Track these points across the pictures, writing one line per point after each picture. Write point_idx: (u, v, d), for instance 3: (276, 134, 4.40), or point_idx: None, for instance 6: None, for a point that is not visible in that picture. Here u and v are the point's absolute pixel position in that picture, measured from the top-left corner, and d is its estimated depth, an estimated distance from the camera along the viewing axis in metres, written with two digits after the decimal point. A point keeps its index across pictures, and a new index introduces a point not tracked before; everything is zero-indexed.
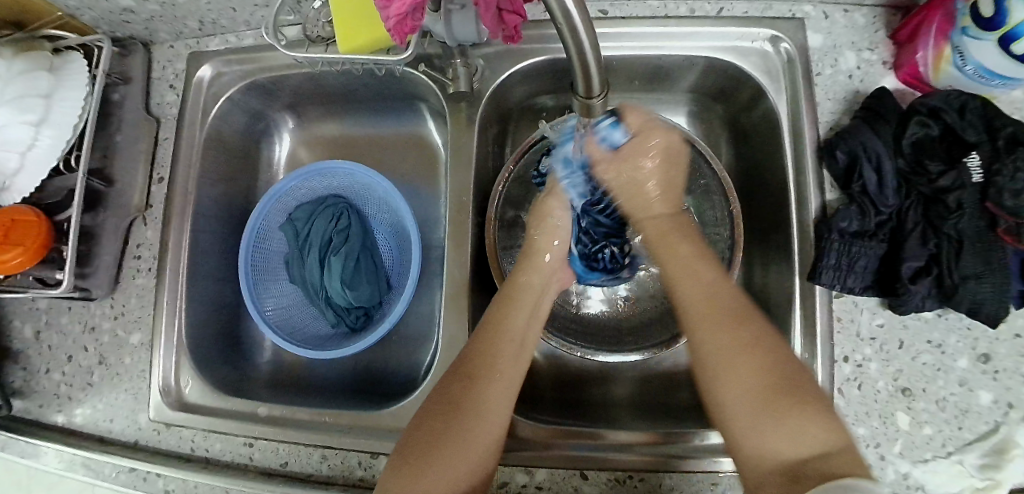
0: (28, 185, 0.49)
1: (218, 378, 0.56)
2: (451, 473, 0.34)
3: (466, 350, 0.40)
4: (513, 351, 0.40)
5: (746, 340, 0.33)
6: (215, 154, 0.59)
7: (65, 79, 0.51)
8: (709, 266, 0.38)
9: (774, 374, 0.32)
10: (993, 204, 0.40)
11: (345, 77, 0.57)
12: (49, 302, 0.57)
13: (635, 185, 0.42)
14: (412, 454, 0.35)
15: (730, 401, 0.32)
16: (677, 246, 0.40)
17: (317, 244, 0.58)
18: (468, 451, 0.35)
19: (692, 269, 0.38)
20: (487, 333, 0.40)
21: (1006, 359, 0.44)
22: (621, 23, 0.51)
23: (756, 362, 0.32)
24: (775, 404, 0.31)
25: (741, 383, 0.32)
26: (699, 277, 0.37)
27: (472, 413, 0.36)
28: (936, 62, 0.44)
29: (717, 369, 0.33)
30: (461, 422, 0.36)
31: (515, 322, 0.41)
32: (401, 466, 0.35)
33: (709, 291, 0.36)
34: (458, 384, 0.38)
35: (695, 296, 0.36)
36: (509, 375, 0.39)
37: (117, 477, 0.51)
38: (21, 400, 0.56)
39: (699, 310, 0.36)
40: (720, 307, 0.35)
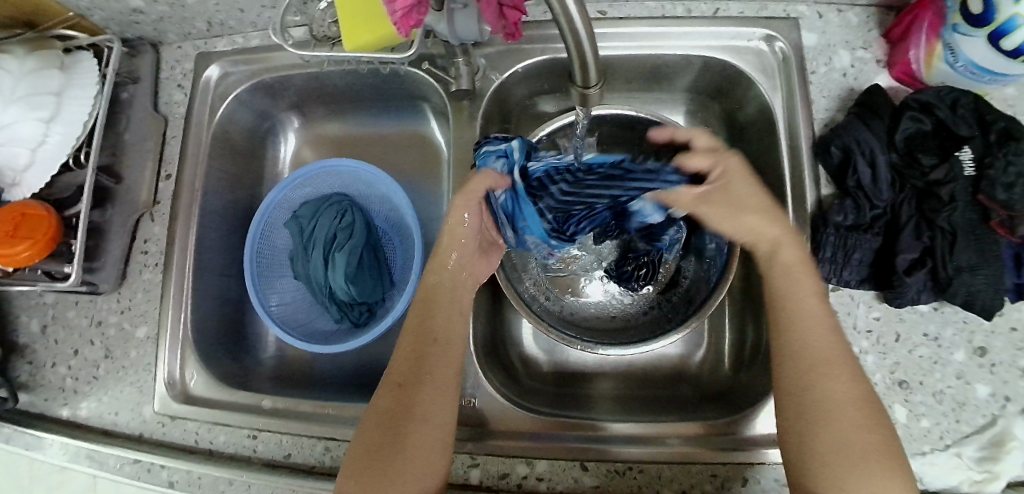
0: (39, 180, 0.50)
1: (223, 372, 0.56)
2: (400, 481, 0.36)
3: (395, 360, 0.42)
4: (438, 350, 0.41)
5: (858, 395, 0.36)
6: (221, 152, 0.60)
7: (76, 78, 0.52)
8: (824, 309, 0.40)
9: (875, 429, 0.35)
10: (985, 197, 0.41)
11: (350, 77, 0.59)
12: (57, 297, 0.58)
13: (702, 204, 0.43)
14: (360, 470, 0.36)
15: (842, 448, 0.34)
16: (806, 283, 0.40)
17: (322, 241, 0.59)
18: (412, 458, 0.37)
19: (806, 310, 0.39)
20: (413, 341, 0.42)
21: (1002, 352, 0.45)
22: (619, 24, 0.52)
23: (868, 420, 0.35)
24: (874, 458, 0.34)
25: (854, 432, 0.34)
26: (811, 323, 0.39)
27: (416, 417, 0.38)
28: (928, 59, 0.45)
29: (833, 414, 0.35)
30: (406, 427, 0.38)
31: (439, 323, 0.43)
32: (350, 482, 0.36)
33: (816, 333, 0.38)
34: (392, 395, 0.39)
35: (811, 340, 0.38)
36: (439, 378, 0.40)
37: (121, 469, 0.52)
38: (27, 394, 0.56)
39: (819, 351, 0.38)
40: (837, 352, 0.38)
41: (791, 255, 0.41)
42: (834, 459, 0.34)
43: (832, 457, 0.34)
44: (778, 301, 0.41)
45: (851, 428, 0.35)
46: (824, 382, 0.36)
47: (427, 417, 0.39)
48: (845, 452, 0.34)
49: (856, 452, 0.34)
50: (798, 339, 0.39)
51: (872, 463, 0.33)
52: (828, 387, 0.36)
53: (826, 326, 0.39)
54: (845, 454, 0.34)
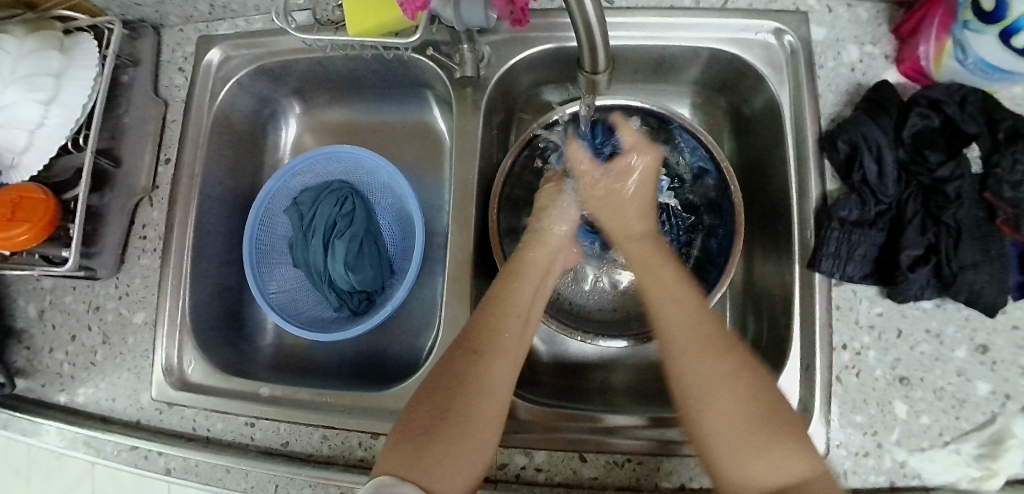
0: (37, 162, 0.50)
1: (221, 359, 0.56)
2: (460, 447, 0.35)
3: (469, 329, 0.42)
4: (517, 327, 0.42)
5: (723, 368, 0.35)
6: (222, 137, 0.60)
7: (75, 59, 0.51)
8: (688, 292, 0.41)
9: (754, 399, 0.34)
10: (992, 195, 0.41)
11: (354, 64, 0.58)
12: (54, 282, 0.57)
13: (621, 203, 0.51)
14: (416, 431, 0.35)
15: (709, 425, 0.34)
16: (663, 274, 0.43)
17: (322, 228, 0.59)
18: (472, 428, 0.36)
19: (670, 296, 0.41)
20: (488, 312, 0.42)
21: (1003, 350, 0.45)
22: (626, 13, 0.51)
23: (744, 393, 0.34)
24: (750, 431, 0.33)
25: (724, 406, 0.34)
26: (675, 309, 0.40)
27: (482, 384, 0.38)
28: (937, 56, 0.44)
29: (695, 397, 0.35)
30: (471, 391, 0.37)
31: (519, 301, 0.44)
32: (405, 440, 0.35)
33: (686, 315, 0.39)
34: (464, 360, 0.39)
35: (677, 320, 0.39)
36: (512, 355, 0.41)
37: (118, 455, 0.52)
38: (23, 379, 0.56)
39: (678, 332, 0.38)
40: (695, 330, 0.38)
41: (641, 251, 0.47)
42: (717, 443, 0.33)
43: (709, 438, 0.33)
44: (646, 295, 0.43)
45: (719, 407, 0.34)
46: (682, 362, 0.36)
47: (495, 389, 0.38)
48: (722, 434, 0.33)
49: (733, 424, 0.33)
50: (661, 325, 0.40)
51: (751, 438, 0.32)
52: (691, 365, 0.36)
53: (687, 308, 0.39)
54: (717, 435, 0.33)
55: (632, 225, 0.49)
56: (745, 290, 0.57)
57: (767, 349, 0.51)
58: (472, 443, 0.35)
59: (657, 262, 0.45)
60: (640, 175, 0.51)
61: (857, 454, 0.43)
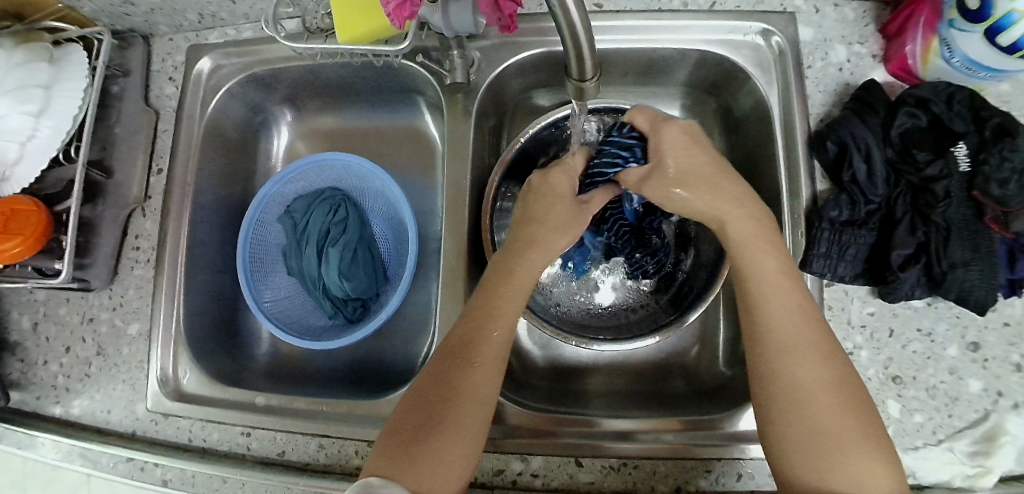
0: (28, 175, 0.50)
1: (217, 368, 0.56)
2: (442, 455, 0.35)
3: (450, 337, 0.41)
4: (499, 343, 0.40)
5: (836, 379, 0.36)
6: (213, 147, 0.60)
7: (65, 71, 0.51)
8: (795, 291, 0.39)
9: (855, 410, 0.35)
10: (979, 193, 0.41)
11: (344, 70, 0.58)
12: (47, 294, 0.57)
13: (686, 173, 0.41)
14: (401, 442, 0.36)
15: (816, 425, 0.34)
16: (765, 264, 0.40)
17: (316, 236, 0.59)
18: (452, 435, 0.36)
19: (779, 295, 0.39)
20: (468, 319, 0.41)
21: (995, 348, 0.45)
22: (615, 17, 0.51)
23: (845, 402, 0.35)
24: (852, 440, 0.34)
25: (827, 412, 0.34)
26: (789, 312, 0.38)
27: (461, 402, 0.37)
28: (924, 54, 0.45)
29: (797, 397, 0.35)
30: (449, 408, 0.37)
31: (505, 313, 0.41)
32: (393, 448, 0.36)
33: (795, 318, 0.38)
34: (446, 372, 0.39)
35: (789, 325, 0.38)
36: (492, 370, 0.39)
37: (114, 467, 0.51)
38: (18, 392, 0.56)
39: (789, 337, 0.37)
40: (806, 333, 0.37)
41: (741, 229, 0.41)
42: (820, 446, 0.34)
43: (812, 440, 0.34)
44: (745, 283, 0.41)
45: (824, 413, 0.34)
46: (794, 366, 0.36)
47: (478, 405, 0.38)
48: (823, 436, 0.34)
49: (839, 432, 0.34)
50: (773, 329, 0.38)
51: (852, 438, 0.34)
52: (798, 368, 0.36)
53: (794, 309, 0.38)
54: (824, 435, 0.34)
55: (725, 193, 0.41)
56: None
57: None
58: (449, 459, 0.36)
59: (760, 247, 0.40)
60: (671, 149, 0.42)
61: None
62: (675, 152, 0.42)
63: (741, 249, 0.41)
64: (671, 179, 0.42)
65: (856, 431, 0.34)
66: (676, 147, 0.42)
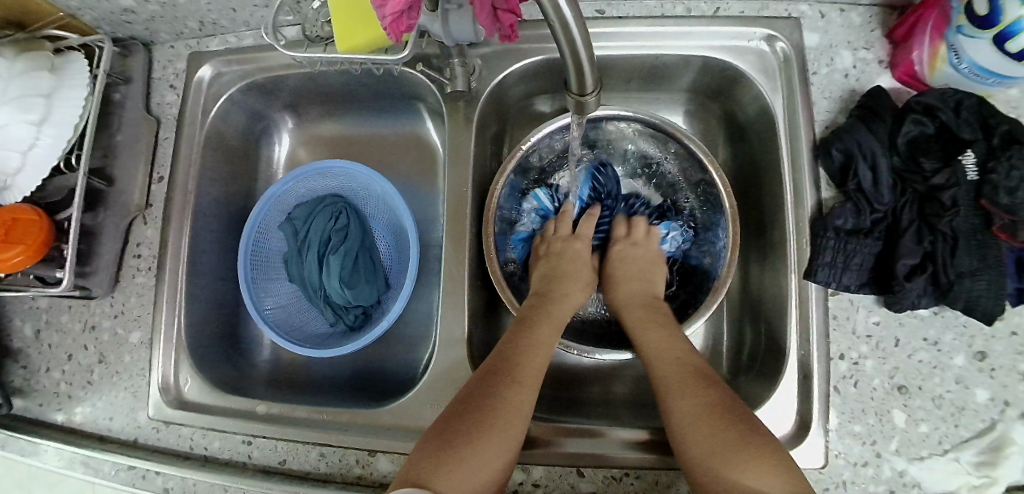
0: (29, 183, 0.49)
1: (218, 376, 0.56)
2: (486, 458, 0.36)
3: (497, 355, 0.43)
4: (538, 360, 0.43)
5: (711, 402, 0.39)
6: (215, 154, 0.59)
7: (66, 79, 0.51)
8: (680, 343, 0.45)
9: (734, 423, 0.37)
10: (988, 202, 0.40)
11: (345, 77, 0.58)
12: (50, 301, 0.57)
13: (638, 283, 0.52)
14: (449, 442, 0.37)
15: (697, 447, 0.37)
16: (650, 328, 0.47)
17: (316, 243, 0.58)
18: (498, 442, 0.37)
19: (663, 349, 0.44)
20: (514, 344, 0.44)
21: (1002, 357, 0.45)
22: (617, 22, 0.51)
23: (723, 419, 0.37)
24: (736, 445, 0.35)
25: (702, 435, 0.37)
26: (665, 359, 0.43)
27: (503, 406, 0.39)
28: (931, 60, 0.44)
29: (679, 427, 0.38)
30: (488, 410, 0.38)
31: (543, 340, 0.45)
32: (439, 449, 0.36)
33: (671, 363, 0.43)
34: (497, 382, 0.40)
35: (667, 369, 0.42)
36: (531, 383, 0.42)
37: (116, 475, 0.51)
38: (21, 399, 0.56)
39: (669, 380, 0.42)
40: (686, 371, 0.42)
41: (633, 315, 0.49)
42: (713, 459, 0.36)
43: (699, 455, 0.36)
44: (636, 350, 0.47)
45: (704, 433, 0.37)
46: (672, 403, 0.40)
47: (519, 414, 0.39)
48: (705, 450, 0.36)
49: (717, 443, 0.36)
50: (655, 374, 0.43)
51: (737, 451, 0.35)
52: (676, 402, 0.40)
53: (676, 352, 0.43)
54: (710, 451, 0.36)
55: (639, 290, 0.52)
56: (741, 298, 0.57)
57: (765, 358, 0.51)
58: (485, 462, 0.36)
59: (646, 319, 0.48)
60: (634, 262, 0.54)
61: (856, 464, 0.43)
62: (626, 264, 0.54)
63: (634, 324, 0.48)
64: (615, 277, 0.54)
65: (737, 440, 0.36)
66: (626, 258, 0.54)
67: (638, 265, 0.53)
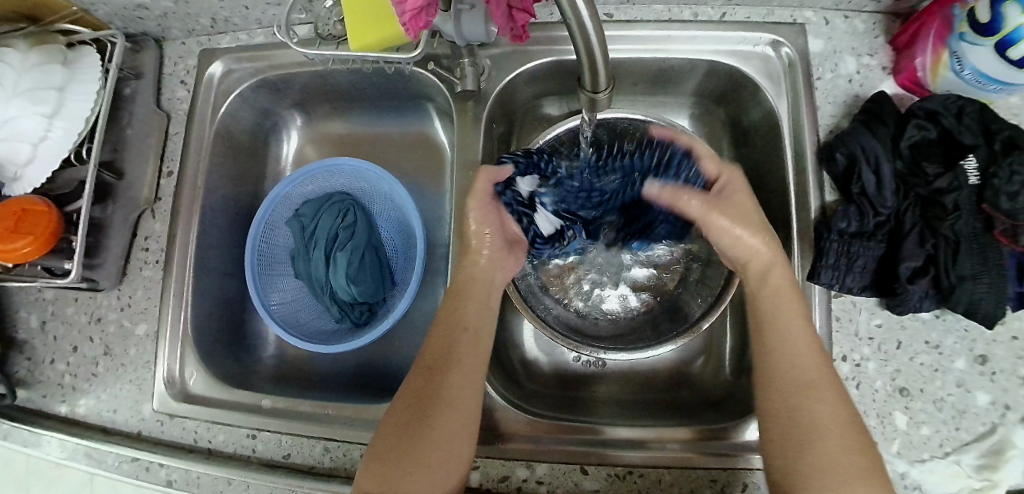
0: (39, 175, 0.50)
1: (222, 370, 0.56)
2: (432, 457, 0.37)
3: (427, 345, 0.43)
4: (471, 340, 0.42)
5: (848, 416, 0.36)
6: (224, 149, 0.60)
7: (78, 72, 0.52)
8: (808, 332, 0.40)
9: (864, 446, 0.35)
10: (988, 206, 0.41)
11: (355, 76, 0.58)
12: (56, 293, 0.58)
13: (743, 217, 0.44)
14: (385, 453, 0.37)
15: (824, 463, 0.34)
16: (787, 304, 0.41)
17: (324, 239, 0.59)
18: (438, 439, 0.38)
19: (789, 329, 0.40)
20: (443, 329, 0.43)
21: (1003, 360, 0.45)
22: (625, 26, 0.52)
23: (860, 440, 0.35)
24: (863, 477, 0.33)
25: (837, 454, 0.34)
26: (801, 350, 0.39)
27: (441, 403, 0.39)
28: (933, 67, 0.45)
29: (804, 441, 0.35)
30: (428, 414, 0.39)
31: (471, 314, 0.44)
32: (377, 462, 0.37)
33: (802, 359, 0.38)
34: (425, 377, 0.40)
35: (803, 362, 0.38)
36: (468, 364, 0.41)
37: (120, 467, 0.52)
38: (25, 390, 0.56)
39: (801, 374, 0.38)
40: (815, 373, 0.38)
41: (780, 278, 0.42)
42: (838, 484, 0.33)
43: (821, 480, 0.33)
44: (763, 325, 0.41)
45: (845, 450, 0.34)
46: (812, 404, 0.36)
47: (458, 399, 0.39)
48: (839, 470, 0.33)
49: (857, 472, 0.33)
50: (786, 372, 0.38)
51: (862, 482, 0.33)
52: (808, 410, 0.36)
53: (807, 348, 0.39)
54: (833, 477, 0.33)
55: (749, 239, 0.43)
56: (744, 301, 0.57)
57: None
58: (441, 461, 0.37)
59: (787, 293, 0.41)
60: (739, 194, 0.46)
61: None
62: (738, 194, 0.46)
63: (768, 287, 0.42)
64: (726, 206, 0.45)
65: (871, 468, 0.34)
66: (735, 192, 0.46)
67: (744, 201, 0.45)
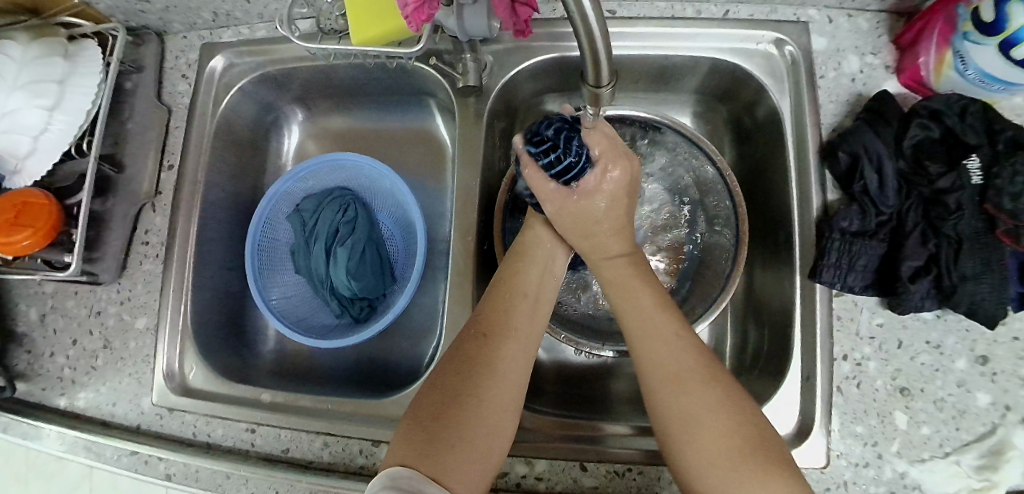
0: (39, 168, 0.50)
1: (222, 365, 0.56)
2: (482, 428, 0.35)
3: (477, 314, 0.42)
4: (528, 307, 0.42)
5: (718, 399, 0.34)
6: (224, 143, 0.60)
7: (79, 65, 0.51)
8: (669, 323, 0.39)
9: (747, 430, 0.33)
10: (992, 207, 0.40)
11: (357, 70, 0.58)
12: (56, 286, 0.58)
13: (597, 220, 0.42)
14: (433, 420, 0.35)
15: (694, 455, 0.32)
16: (639, 297, 0.40)
17: (324, 235, 0.59)
18: (489, 407, 0.36)
19: (646, 327, 0.39)
20: (496, 298, 0.42)
21: (1004, 361, 0.45)
22: (628, 22, 0.52)
23: (736, 425, 0.33)
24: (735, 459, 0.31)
25: (709, 444, 0.32)
26: (666, 344, 0.37)
27: (493, 370, 0.38)
28: (937, 66, 0.45)
29: (675, 434, 0.34)
30: (479, 380, 0.37)
31: (527, 282, 0.44)
32: (425, 430, 0.34)
33: (662, 355, 0.37)
34: (477, 343, 0.39)
35: (664, 355, 0.37)
36: (522, 333, 0.40)
37: (119, 461, 0.52)
38: (24, 383, 0.56)
39: (659, 369, 0.36)
40: (683, 363, 0.36)
41: (620, 272, 0.42)
42: (711, 478, 0.31)
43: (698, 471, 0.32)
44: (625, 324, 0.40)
45: (710, 438, 0.32)
46: (675, 396, 0.34)
47: (510, 366, 0.38)
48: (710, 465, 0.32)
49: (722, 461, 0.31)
50: (652, 367, 0.37)
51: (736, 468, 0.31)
52: (674, 403, 0.34)
53: (670, 340, 0.37)
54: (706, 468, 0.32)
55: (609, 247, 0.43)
56: (745, 300, 0.57)
57: (769, 358, 0.51)
58: (490, 432, 0.36)
59: (633, 283, 0.41)
60: (610, 195, 0.42)
61: (857, 465, 0.43)
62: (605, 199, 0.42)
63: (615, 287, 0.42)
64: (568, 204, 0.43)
65: (751, 450, 0.32)
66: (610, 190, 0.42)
67: (620, 210, 0.43)
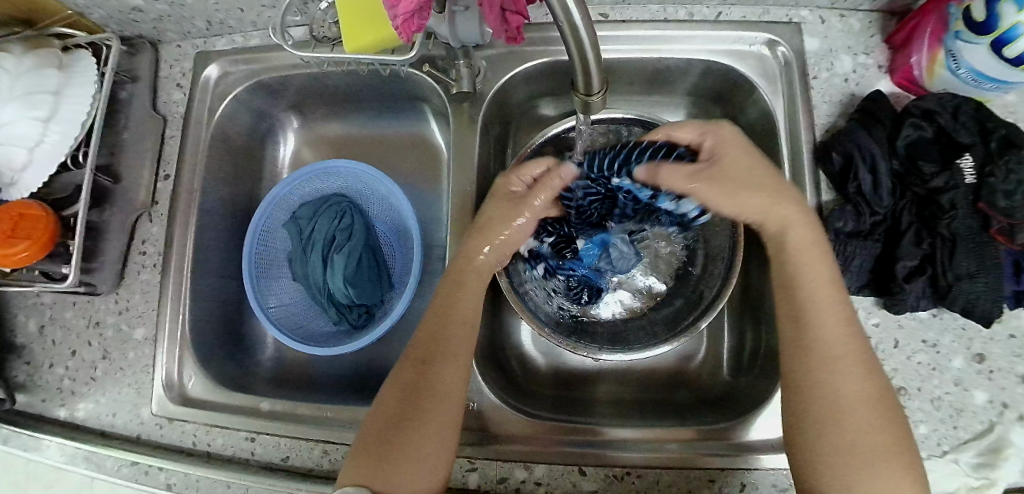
0: (36, 180, 0.50)
1: (221, 373, 0.56)
2: (421, 450, 0.38)
3: (420, 335, 0.43)
4: (462, 332, 0.42)
5: (873, 393, 0.36)
6: (220, 151, 0.60)
7: (75, 76, 0.51)
8: (838, 302, 0.39)
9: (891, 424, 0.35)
10: (986, 205, 0.41)
11: (351, 78, 0.58)
12: (54, 297, 0.58)
13: (747, 175, 0.42)
14: (373, 448, 0.38)
15: (850, 441, 0.34)
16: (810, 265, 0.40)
17: (321, 242, 0.59)
18: (428, 432, 0.38)
19: (820, 306, 0.39)
20: (434, 322, 0.43)
21: (1000, 359, 0.45)
22: (621, 26, 0.52)
23: (885, 417, 0.35)
24: (887, 454, 0.34)
25: (858, 433, 0.35)
26: (829, 316, 0.38)
27: (431, 396, 0.39)
28: (929, 65, 0.45)
29: (834, 415, 0.35)
30: (415, 407, 0.39)
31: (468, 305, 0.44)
32: (366, 452, 0.38)
33: (841, 337, 0.38)
34: (416, 369, 0.41)
35: (836, 339, 0.38)
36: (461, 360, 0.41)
37: (119, 470, 0.52)
38: (24, 395, 0.56)
39: (830, 351, 0.37)
40: (850, 349, 0.37)
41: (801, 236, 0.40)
42: (858, 463, 0.34)
43: (838, 459, 0.34)
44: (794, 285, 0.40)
45: (862, 430, 0.35)
46: (836, 377, 0.36)
47: (445, 393, 0.40)
48: (853, 451, 0.34)
49: (861, 453, 0.34)
50: (818, 342, 0.38)
51: (882, 461, 0.34)
52: (837, 384, 0.36)
53: (837, 322, 0.38)
54: (856, 454, 0.34)
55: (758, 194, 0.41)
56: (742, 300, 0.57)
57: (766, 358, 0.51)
58: (433, 454, 0.38)
59: (811, 253, 0.40)
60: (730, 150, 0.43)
61: None
62: (734, 155, 0.43)
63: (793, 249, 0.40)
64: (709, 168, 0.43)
65: (892, 446, 0.34)
66: (729, 149, 0.43)
67: (749, 162, 0.43)
